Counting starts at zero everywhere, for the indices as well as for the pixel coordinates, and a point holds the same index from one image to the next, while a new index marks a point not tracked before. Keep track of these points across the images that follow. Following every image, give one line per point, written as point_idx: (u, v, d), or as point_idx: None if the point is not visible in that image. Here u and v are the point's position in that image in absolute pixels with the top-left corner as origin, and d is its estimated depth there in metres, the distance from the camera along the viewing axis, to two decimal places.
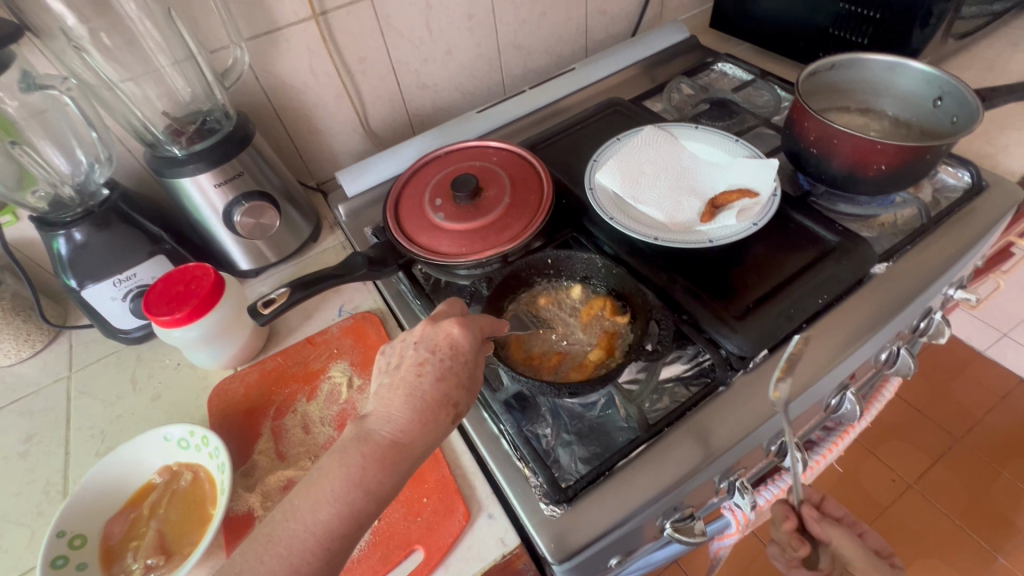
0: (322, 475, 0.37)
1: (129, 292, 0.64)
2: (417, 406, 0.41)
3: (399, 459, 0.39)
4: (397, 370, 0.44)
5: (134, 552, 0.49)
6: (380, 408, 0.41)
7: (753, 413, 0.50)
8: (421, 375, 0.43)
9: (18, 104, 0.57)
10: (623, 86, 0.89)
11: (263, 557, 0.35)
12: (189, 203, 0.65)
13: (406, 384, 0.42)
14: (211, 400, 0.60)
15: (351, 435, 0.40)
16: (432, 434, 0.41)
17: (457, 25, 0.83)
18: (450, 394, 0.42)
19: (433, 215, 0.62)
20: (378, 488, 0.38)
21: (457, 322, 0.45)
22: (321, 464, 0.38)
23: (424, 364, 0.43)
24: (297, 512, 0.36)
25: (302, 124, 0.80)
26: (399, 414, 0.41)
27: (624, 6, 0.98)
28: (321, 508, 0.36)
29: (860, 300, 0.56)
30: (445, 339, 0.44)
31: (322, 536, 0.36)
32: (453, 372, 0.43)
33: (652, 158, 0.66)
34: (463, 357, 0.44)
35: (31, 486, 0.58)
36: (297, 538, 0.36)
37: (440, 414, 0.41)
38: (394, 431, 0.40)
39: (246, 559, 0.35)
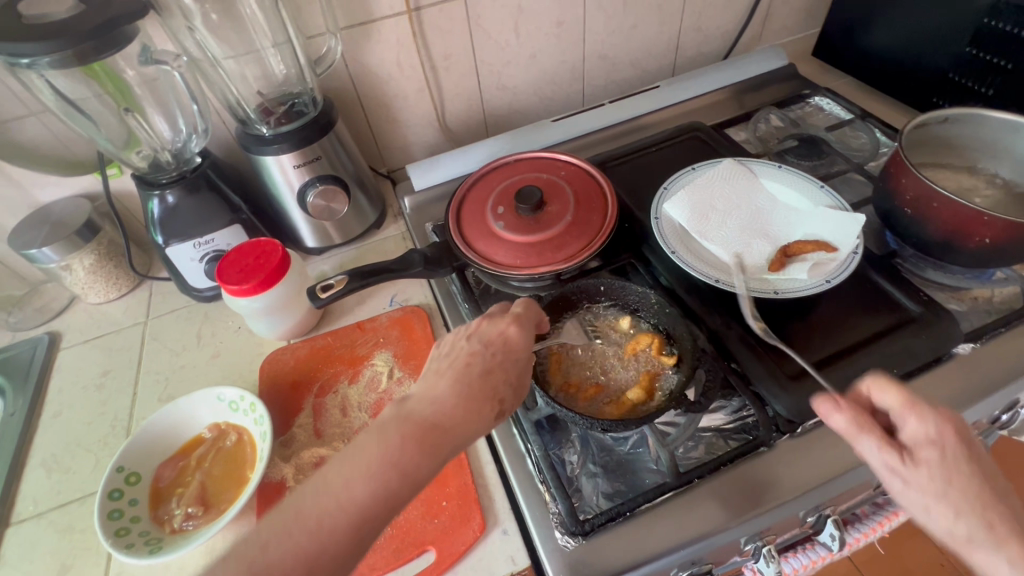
0: (360, 448, 0.38)
1: (206, 255, 0.69)
2: (462, 391, 0.42)
3: (439, 444, 0.39)
4: (448, 356, 0.46)
5: (178, 498, 0.53)
6: (421, 390, 0.43)
7: (790, 481, 0.48)
8: (471, 364, 0.44)
9: (134, 73, 0.61)
10: (707, 110, 0.86)
11: (291, 530, 0.35)
12: (269, 179, 0.68)
13: (453, 371, 0.44)
14: (263, 367, 0.64)
15: (393, 413, 0.41)
16: (476, 421, 0.42)
17: (545, 31, 0.82)
18: (496, 387, 0.44)
19: (493, 223, 0.63)
20: (416, 473, 0.38)
21: (513, 322, 0.49)
22: (360, 439, 0.39)
23: (476, 354, 0.45)
24: (328, 487, 0.36)
25: (382, 113, 0.82)
26: (442, 396, 0.42)
27: (721, 25, 0.93)
28: (356, 483, 0.36)
29: (937, 378, 0.51)
30: (500, 335, 0.47)
31: (355, 515, 0.36)
32: (502, 365, 0.45)
33: (726, 194, 0.63)
34: (515, 352, 0.47)
35: (102, 418, 0.64)
36: (328, 513, 0.36)
37: (485, 406, 0.43)
38: (435, 413, 0.41)
39: (275, 529, 0.35)
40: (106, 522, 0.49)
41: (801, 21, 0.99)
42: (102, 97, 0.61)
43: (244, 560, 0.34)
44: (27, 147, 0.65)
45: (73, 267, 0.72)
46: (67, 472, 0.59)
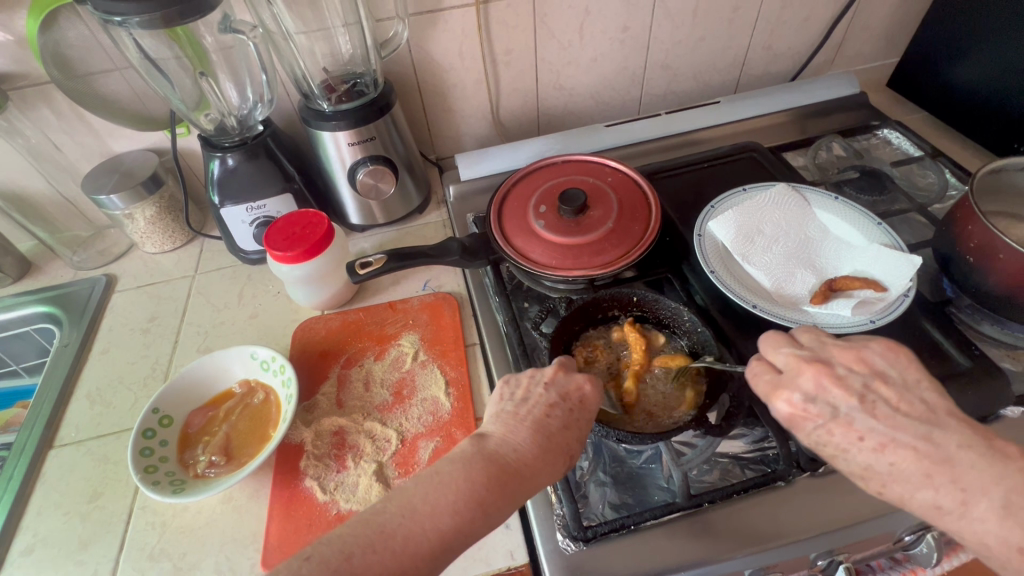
0: (447, 481, 0.39)
1: (256, 219, 0.72)
2: (540, 443, 0.43)
3: (516, 491, 0.40)
4: (524, 401, 0.46)
5: (205, 446, 0.56)
6: (500, 432, 0.44)
7: (802, 517, 0.47)
8: (550, 414, 0.45)
9: (212, 40, 0.64)
10: (765, 132, 0.84)
11: (376, 547, 0.36)
12: (324, 154, 0.71)
13: (532, 420, 0.44)
14: (296, 333, 0.67)
15: (473, 451, 0.42)
16: (551, 476, 0.42)
17: (610, 35, 0.82)
18: (570, 444, 0.44)
19: (534, 221, 0.63)
20: (493, 515, 0.39)
21: (588, 379, 0.48)
22: (446, 471, 0.40)
23: (553, 407, 0.45)
24: (415, 512, 0.38)
25: (438, 101, 0.84)
26: (523, 444, 0.43)
27: (792, 46, 0.91)
28: (439, 516, 0.38)
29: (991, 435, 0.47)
30: (576, 390, 0.47)
31: (437, 541, 0.37)
32: (578, 423, 0.45)
33: (775, 219, 0.62)
34: (589, 410, 0.46)
35: (144, 360, 0.68)
36: (413, 538, 0.37)
37: (558, 459, 0.43)
38: (515, 459, 0.42)
39: (361, 544, 0.36)
40: (138, 458, 0.53)
41: (878, 49, 0.95)
42: (180, 60, 0.64)
43: (331, 566, 0.34)
44: (108, 99, 0.70)
45: (136, 216, 0.77)
46: (108, 405, 0.63)
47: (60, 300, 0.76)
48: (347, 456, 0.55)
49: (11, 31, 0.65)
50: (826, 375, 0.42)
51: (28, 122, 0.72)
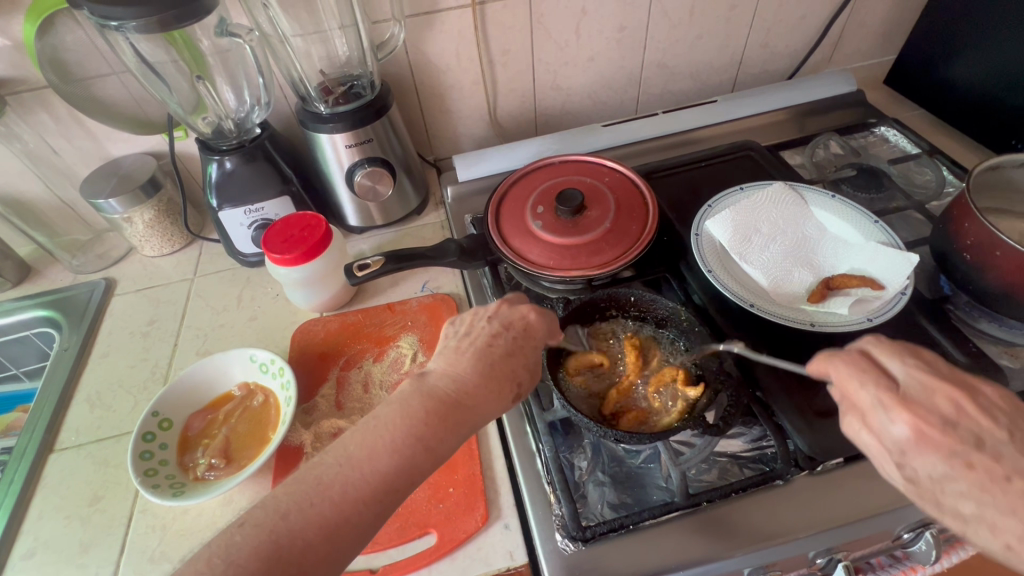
0: (384, 424, 0.40)
1: (255, 222, 0.72)
2: (482, 370, 0.44)
3: (460, 421, 0.41)
4: (466, 336, 0.47)
5: (204, 448, 0.56)
6: (440, 369, 0.44)
7: (801, 516, 0.47)
8: (493, 345, 0.46)
9: (209, 43, 0.64)
10: (762, 131, 0.84)
11: (314, 500, 0.36)
12: (322, 156, 0.71)
13: (474, 352, 0.45)
14: (295, 336, 0.67)
15: (413, 389, 0.42)
16: (497, 399, 0.43)
17: (607, 35, 0.82)
18: (515, 370, 0.45)
19: (531, 221, 0.63)
20: (437, 447, 0.40)
21: (534, 309, 0.49)
22: (383, 413, 0.40)
23: (496, 336, 0.46)
24: (352, 459, 0.38)
25: (436, 102, 0.84)
26: (464, 373, 0.44)
27: (789, 44, 0.91)
28: (381, 458, 0.38)
29: None
30: (520, 319, 0.48)
31: (379, 484, 0.37)
32: (522, 350, 0.47)
33: (772, 218, 0.62)
34: (534, 337, 0.48)
35: (144, 363, 0.68)
36: (351, 484, 0.37)
37: (505, 386, 0.44)
38: (454, 391, 0.42)
39: (296, 499, 0.36)
40: (138, 461, 0.53)
41: (876, 47, 0.95)
42: (177, 62, 0.64)
43: (267, 526, 0.35)
44: (106, 102, 0.70)
45: (134, 220, 0.77)
46: (108, 409, 0.64)
47: (60, 304, 0.76)
48: None
49: (8, 35, 0.65)
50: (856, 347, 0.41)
51: (26, 126, 0.72)
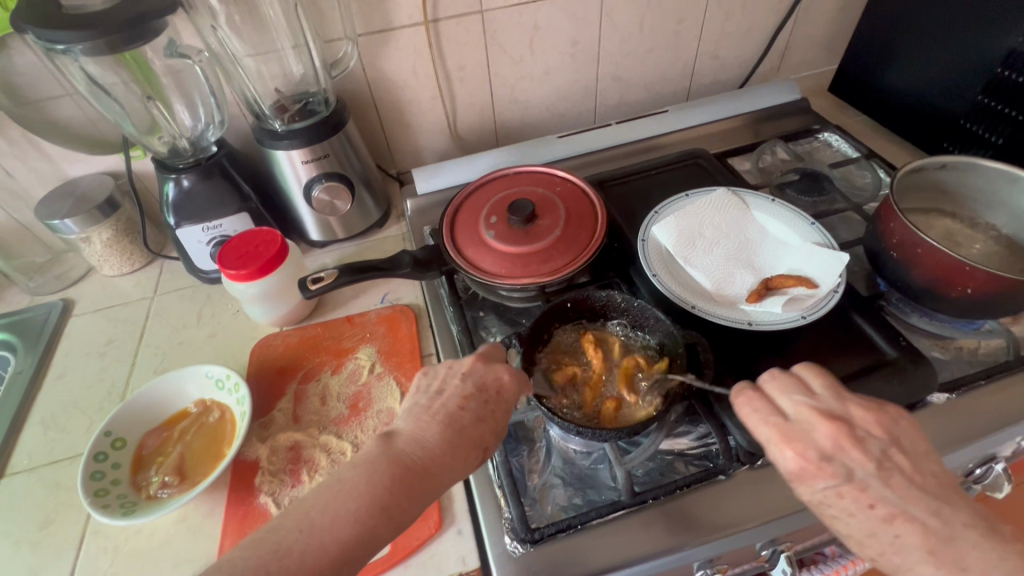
0: (346, 490, 0.40)
1: (213, 239, 0.72)
2: (451, 438, 0.44)
3: (424, 489, 0.41)
4: (439, 395, 0.47)
5: (158, 466, 0.56)
6: (410, 430, 0.44)
7: (743, 509, 0.49)
8: (463, 409, 0.45)
9: (161, 63, 0.65)
10: (713, 138, 0.87)
11: (267, 569, 0.36)
12: (279, 172, 0.72)
13: (444, 416, 0.45)
14: (253, 351, 0.67)
15: (380, 450, 0.43)
16: (463, 469, 0.43)
17: (560, 49, 0.85)
18: (484, 436, 0.45)
19: (484, 231, 0.65)
20: (399, 518, 0.40)
21: (508, 370, 0.48)
22: (347, 479, 0.40)
23: (468, 399, 0.46)
24: (311, 527, 0.38)
25: (396, 117, 0.85)
26: (432, 440, 0.43)
27: (738, 55, 0.94)
28: (339, 527, 0.38)
29: None
30: (494, 381, 0.47)
31: (335, 553, 0.37)
32: (493, 415, 0.46)
33: (715, 222, 0.64)
34: (505, 401, 0.47)
35: (101, 383, 0.68)
36: (308, 554, 0.37)
37: (471, 453, 0.44)
38: (421, 458, 0.42)
39: (250, 567, 0.36)
40: (88, 481, 0.53)
41: (820, 56, 0.99)
42: (128, 84, 0.65)
43: None
44: (59, 125, 0.70)
45: (92, 240, 0.77)
46: (63, 430, 0.63)
47: (15, 327, 0.75)
48: (302, 471, 0.55)
49: None
50: (845, 438, 0.41)
51: None
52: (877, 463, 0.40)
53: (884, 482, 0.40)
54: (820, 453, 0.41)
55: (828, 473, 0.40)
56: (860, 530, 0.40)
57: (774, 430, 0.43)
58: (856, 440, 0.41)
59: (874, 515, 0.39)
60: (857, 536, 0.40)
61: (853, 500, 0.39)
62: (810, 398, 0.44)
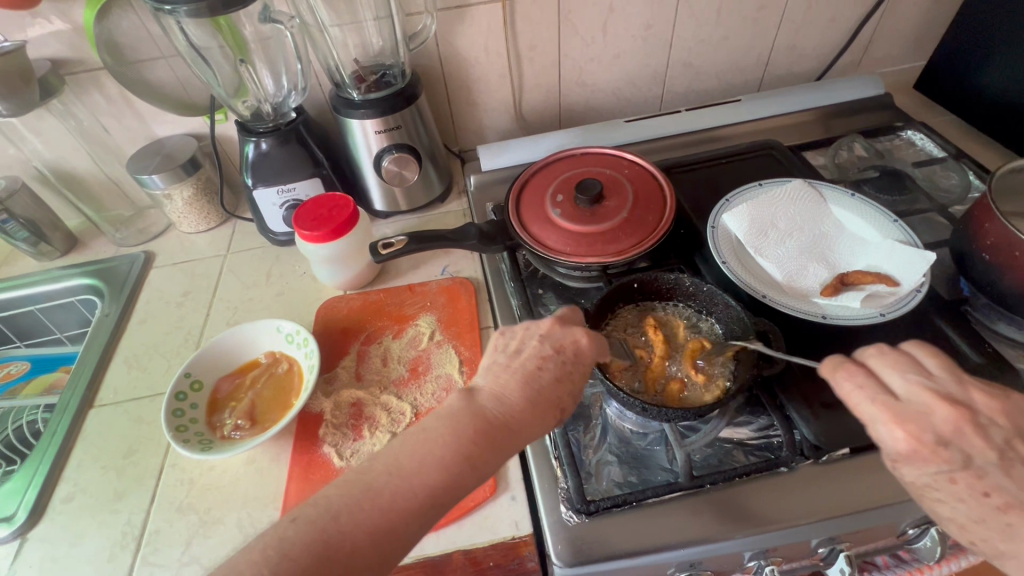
0: (433, 439, 0.41)
1: (286, 202, 0.76)
2: (531, 395, 0.44)
3: (506, 443, 0.42)
4: (517, 354, 0.47)
5: (231, 410, 0.60)
6: (491, 386, 0.45)
7: (805, 504, 0.48)
8: (542, 369, 0.46)
9: (252, 30, 0.68)
10: (786, 131, 0.85)
11: (364, 506, 0.38)
12: (352, 141, 0.74)
13: (523, 374, 0.45)
14: (319, 311, 0.70)
15: (464, 404, 0.44)
16: (540, 425, 0.44)
17: (633, 32, 0.83)
18: (561, 397, 0.46)
19: (550, 209, 0.65)
20: (483, 468, 0.41)
21: (585, 333, 0.48)
22: (433, 427, 0.42)
23: (546, 360, 0.46)
24: (401, 470, 0.39)
25: (463, 94, 0.86)
26: (513, 397, 0.44)
27: (818, 46, 0.91)
28: (428, 472, 0.40)
29: None
30: (571, 344, 0.48)
31: (425, 496, 0.39)
32: (571, 376, 0.46)
33: (789, 214, 0.63)
34: (583, 362, 0.47)
35: (178, 330, 0.72)
36: (400, 494, 0.38)
37: (548, 412, 0.45)
38: (501, 414, 0.43)
39: (347, 502, 0.38)
40: (170, 417, 0.56)
41: (906, 51, 0.94)
42: (223, 49, 0.68)
43: (318, 525, 0.36)
44: (154, 86, 0.75)
45: (174, 197, 0.81)
46: (144, 371, 0.68)
47: (102, 273, 0.81)
48: (363, 426, 0.57)
49: (69, 20, 0.70)
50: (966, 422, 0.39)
51: (81, 105, 0.78)
52: (998, 453, 0.38)
53: (1006, 472, 0.38)
54: (937, 437, 0.39)
55: (941, 458, 0.39)
56: (967, 515, 0.38)
57: (884, 411, 0.41)
58: (976, 425, 0.39)
59: (987, 503, 0.38)
60: (962, 520, 0.39)
61: (966, 486, 0.38)
62: (931, 381, 0.42)
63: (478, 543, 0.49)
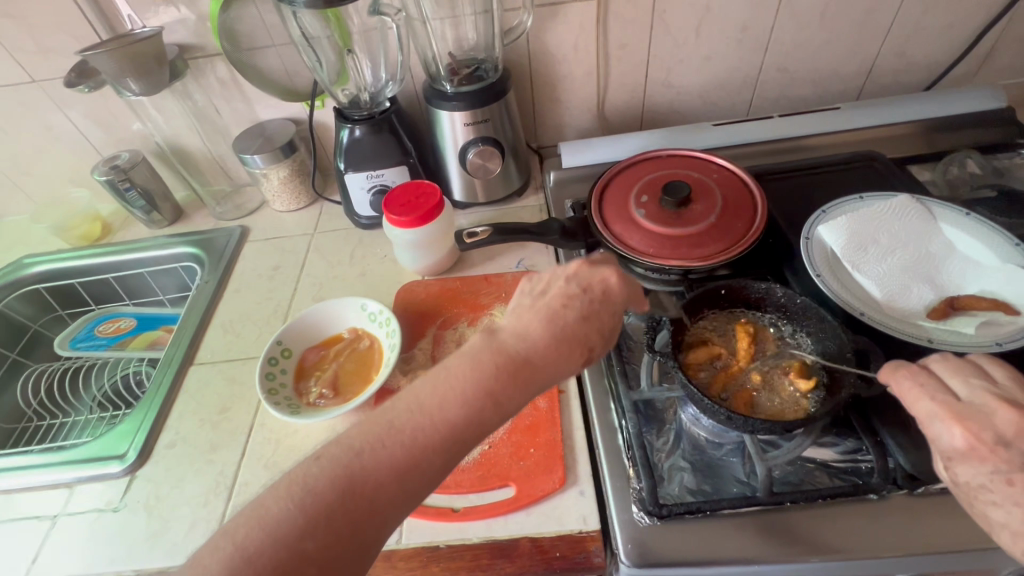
0: (452, 376, 0.39)
1: (373, 187, 0.79)
2: (555, 332, 0.42)
3: (529, 380, 0.40)
4: (543, 294, 0.45)
5: (316, 379, 0.63)
6: (513, 325, 0.43)
7: (894, 536, 0.45)
8: (567, 307, 0.43)
9: (360, 22, 0.73)
10: (888, 143, 0.80)
11: (385, 442, 0.37)
12: (440, 132, 0.77)
13: (547, 311, 0.43)
14: (398, 294, 0.73)
15: (484, 343, 0.41)
16: (568, 366, 0.42)
17: (728, 34, 0.81)
18: (589, 336, 0.43)
19: (634, 209, 0.64)
20: (506, 406, 0.39)
21: (615, 271, 0.46)
22: (451, 366, 0.40)
23: (572, 298, 0.44)
24: (422, 407, 0.38)
25: (548, 91, 0.87)
26: (536, 334, 0.42)
27: (930, 54, 0.85)
28: (450, 408, 0.38)
29: None
30: (599, 282, 0.45)
31: (444, 434, 0.37)
32: (598, 315, 0.44)
33: (893, 230, 0.59)
34: (613, 302, 0.45)
35: (269, 301, 0.77)
36: (420, 430, 0.37)
37: (576, 351, 0.42)
38: (526, 351, 0.41)
39: (369, 439, 0.37)
40: (263, 380, 0.61)
41: None
42: (331, 38, 0.73)
43: (342, 460, 0.36)
44: (264, 71, 0.80)
45: (271, 177, 0.86)
46: (238, 336, 0.73)
47: (203, 244, 0.88)
48: None
49: (194, 8, 0.76)
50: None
51: (198, 88, 0.85)
52: None
53: None
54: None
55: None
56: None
57: (941, 406, 0.39)
58: None
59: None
60: None
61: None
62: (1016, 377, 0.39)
63: (546, 533, 0.50)
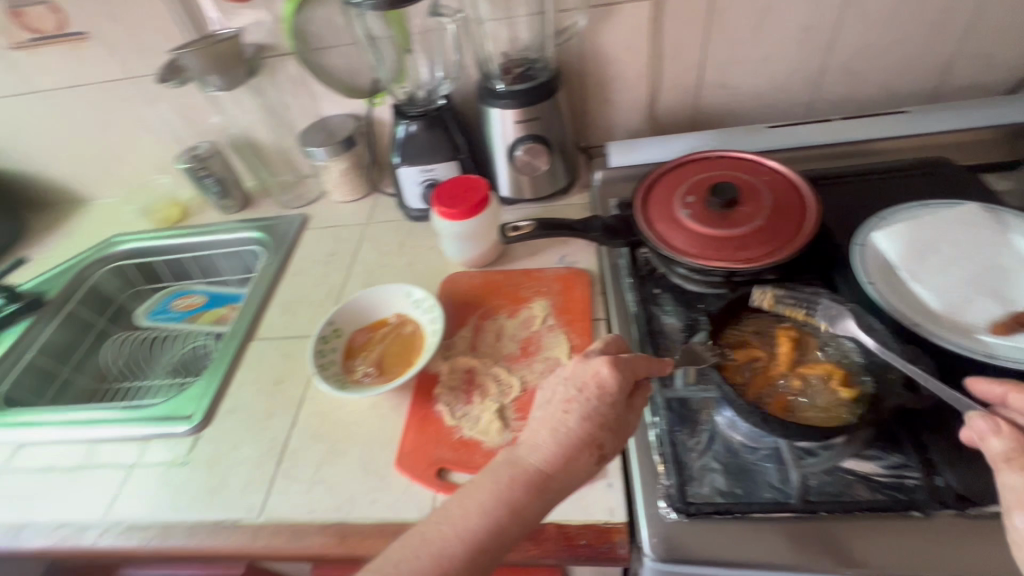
0: (472, 492, 0.43)
1: (425, 181, 0.82)
2: (560, 439, 0.44)
3: (544, 487, 0.43)
4: (548, 405, 0.47)
5: (363, 358, 0.68)
6: (527, 438, 0.46)
7: (937, 556, 0.43)
8: (569, 412, 0.45)
9: (421, 23, 0.79)
10: (960, 149, 0.75)
11: (418, 554, 0.40)
12: (490, 129, 0.79)
13: (551, 421, 0.45)
14: (443, 284, 0.76)
15: (503, 457, 0.45)
16: (577, 468, 0.44)
17: (789, 34, 0.79)
18: (597, 437, 0.45)
19: (679, 209, 0.64)
20: (524, 513, 0.42)
21: (606, 361, 0.46)
22: (474, 481, 0.44)
23: (572, 401, 0.46)
24: (449, 518, 0.42)
25: (599, 91, 0.88)
26: (544, 445, 0.44)
27: (1016, 54, 0.79)
28: (472, 519, 0.41)
29: None
30: (593, 378, 0.46)
31: (468, 545, 0.40)
32: (601, 416, 0.45)
33: (957, 239, 0.56)
34: (610, 398, 0.45)
35: (323, 285, 0.82)
36: (447, 542, 0.40)
37: (585, 452, 0.44)
38: (537, 464, 0.44)
39: (405, 553, 0.41)
40: (315, 356, 0.65)
41: None
42: (390, 39, 0.77)
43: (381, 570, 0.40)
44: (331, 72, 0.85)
45: (331, 169, 0.92)
46: (294, 316, 0.78)
47: (268, 230, 0.94)
48: (475, 392, 0.62)
49: (272, 12, 0.82)
50: None
51: (271, 85, 0.91)
52: None
53: None
54: None
55: None
56: None
57: None
58: None
59: None
60: None
61: None
62: None
63: (573, 520, 0.51)
